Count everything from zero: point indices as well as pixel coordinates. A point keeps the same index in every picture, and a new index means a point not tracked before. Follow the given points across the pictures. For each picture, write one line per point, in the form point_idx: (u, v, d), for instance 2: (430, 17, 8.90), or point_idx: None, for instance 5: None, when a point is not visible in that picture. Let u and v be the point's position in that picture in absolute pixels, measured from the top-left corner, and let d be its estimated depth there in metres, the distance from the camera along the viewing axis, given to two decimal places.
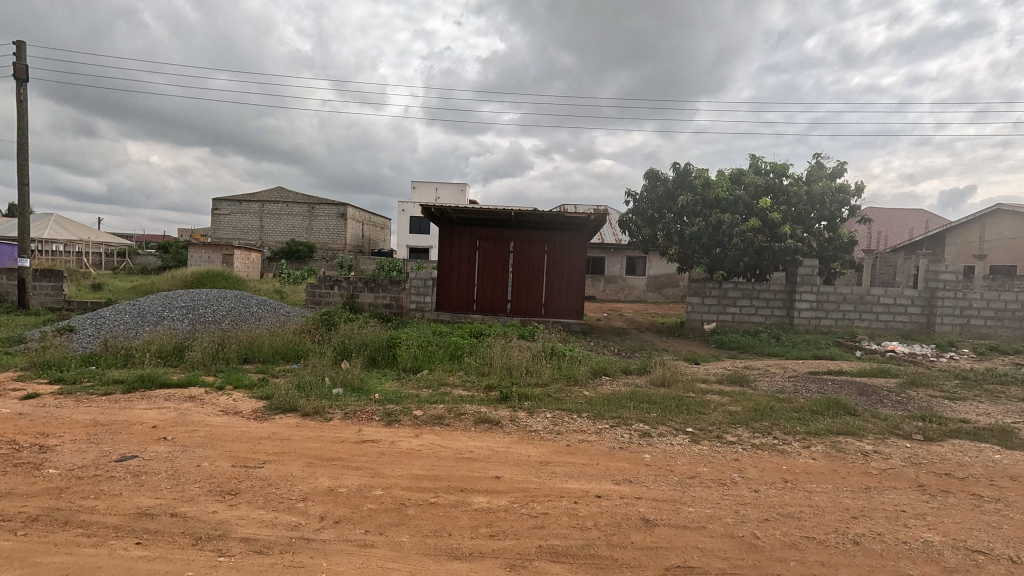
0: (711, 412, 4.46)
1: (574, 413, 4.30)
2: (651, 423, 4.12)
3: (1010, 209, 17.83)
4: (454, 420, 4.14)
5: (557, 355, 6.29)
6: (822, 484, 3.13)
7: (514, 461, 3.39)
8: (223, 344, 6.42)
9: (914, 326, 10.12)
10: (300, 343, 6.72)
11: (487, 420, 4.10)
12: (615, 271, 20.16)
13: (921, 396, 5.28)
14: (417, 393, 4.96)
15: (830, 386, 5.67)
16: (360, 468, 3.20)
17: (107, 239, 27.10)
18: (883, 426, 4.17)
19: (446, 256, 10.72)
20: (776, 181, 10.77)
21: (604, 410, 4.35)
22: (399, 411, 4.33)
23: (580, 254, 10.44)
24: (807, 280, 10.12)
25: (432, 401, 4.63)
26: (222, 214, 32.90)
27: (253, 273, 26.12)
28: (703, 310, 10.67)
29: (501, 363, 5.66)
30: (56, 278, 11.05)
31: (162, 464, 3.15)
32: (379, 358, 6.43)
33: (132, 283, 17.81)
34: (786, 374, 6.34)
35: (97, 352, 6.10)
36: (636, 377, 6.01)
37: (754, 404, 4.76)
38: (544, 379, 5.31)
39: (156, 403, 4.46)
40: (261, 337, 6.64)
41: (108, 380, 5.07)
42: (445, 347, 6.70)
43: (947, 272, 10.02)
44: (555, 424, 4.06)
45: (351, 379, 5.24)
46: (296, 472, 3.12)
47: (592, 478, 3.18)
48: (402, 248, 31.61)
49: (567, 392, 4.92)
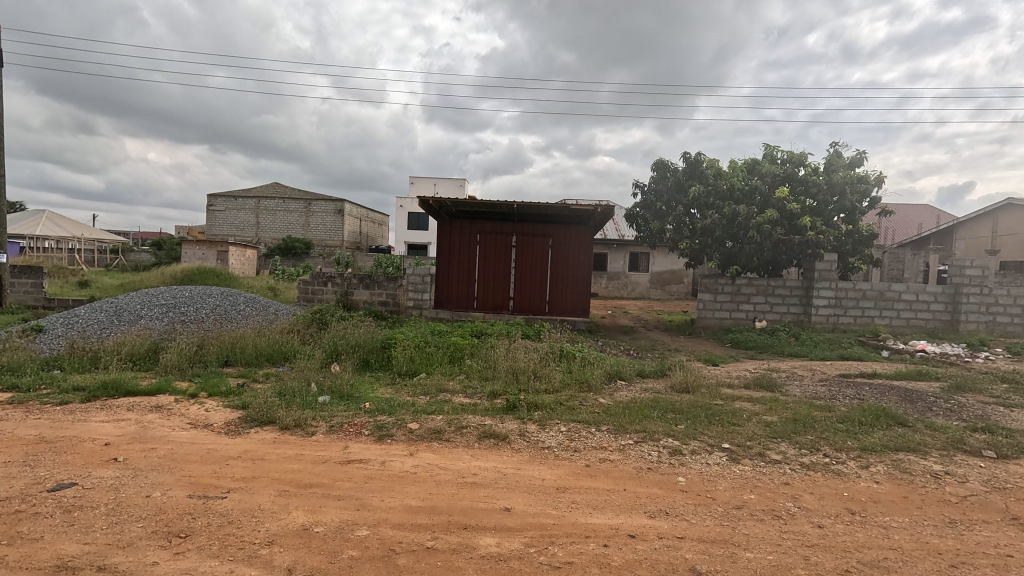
0: (745, 424, 3.94)
1: (592, 426, 3.75)
2: (681, 437, 3.58)
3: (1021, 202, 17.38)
4: (455, 435, 3.60)
5: (567, 357, 5.76)
6: (898, 518, 2.60)
7: (526, 488, 2.87)
8: (202, 347, 5.88)
9: (938, 323, 9.62)
10: (288, 344, 6.20)
11: (492, 435, 3.57)
12: (618, 266, 19.65)
13: (973, 403, 4.74)
14: (412, 401, 4.43)
15: (868, 391, 5.17)
16: (343, 498, 2.67)
17: (101, 235, 26.62)
18: (946, 441, 3.64)
19: (445, 251, 10.17)
20: (792, 171, 10.25)
21: (626, 421, 3.82)
22: (392, 423, 3.79)
23: (587, 248, 9.91)
24: (825, 276, 9.63)
25: (430, 411, 4.10)
26: (217, 210, 32.35)
27: (248, 270, 25.54)
28: (715, 308, 10.19)
29: (506, 367, 5.13)
30: (36, 275, 10.54)
31: (104, 494, 2.62)
32: (373, 360, 5.91)
33: (122, 280, 17.32)
34: (816, 378, 5.83)
35: (62, 355, 5.56)
36: (654, 381, 5.48)
37: (792, 414, 4.24)
38: (555, 386, 4.77)
39: (116, 415, 3.92)
40: (245, 337, 6.11)
41: (67, 387, 4.53)
42: (444, 348, 6.15)
43: (973, 267, 9.51)
44: (572, 439, 3.53)
45: (340, 386, 4.72)
46: (267, 505, 2.58)
47: (621, 510, 2.66)
48: (400, 245, 31.02)
49: (581, 400, 4.39)
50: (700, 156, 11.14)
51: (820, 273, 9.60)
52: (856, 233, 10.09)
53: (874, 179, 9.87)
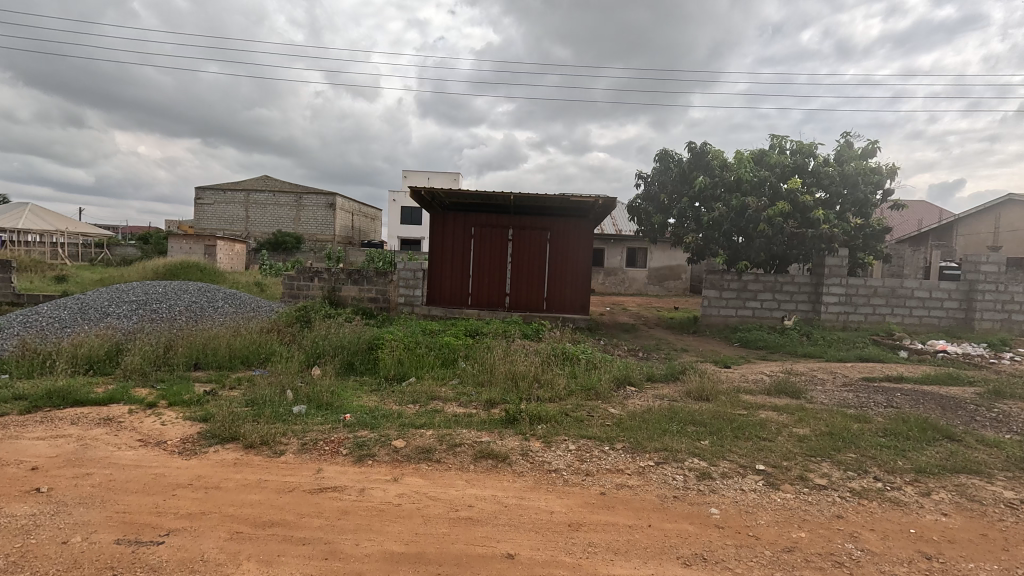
0: (777, 440, 3.48)
1: (604, 443, 3.26)
2: (709, 457, 3.11)
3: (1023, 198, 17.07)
4: (448, 455, 3.10)
5: (570, 360, 5.28)
6: (986, 566, 2.14)
7: (533, 525, 2.38)
8: (170, 348, 5.35)
9: (951, 322, 9.24)
10: (266, 344, 5.67)
11: (490, 454, 3.08)
12: (615, 262, 19.19)
13: (1018, 412, 4.30)
14: (399, 411, 3.94)
15: (901, 398, 4.71)
16: (308, 543, 2.17)
17: (86, 229, 25.88)
18: (1007, 460, 3.20)
19: (439, 245, 9.65)
20: (803, 162, 9.78)
21: (643, 437, 3.33)
22: (375, 440, 3.29)
23: (587, 243, 9.42)
24: (835, 273, 9.26)
25: (419, 424, 3.60)
26: (205, 203, 31.56)
27: (237, 265, 24.86)
28: (720, 305, 9.79)
29: (504, 372, 4.64)
30: (3, 270, 9.91)
31: (7, 541, 2.10)
32: (358, 363, 5.40)
33: (102, 275, 16.62)
34: (838, 382, 5.38)
35: (10, 358, 5.01)
36: (664, 387, 5.01)
37: (826, 426, 3.77)
38: (559, 393, 4.29)
39: (55, 431, 3.39)
40: (218, 337, 5.58)
41: (5, 395, 3.99)
42: (437, 349, 5.64)
43: (989, 263, 9.11)
44: (583, 459, 3.05)
45: (319, 394, 4.21)
46: (212, 553, 2.08)
47: (648, 555, 2.18)
48: (393, 239, 30.41)
49: (590, 411, 3.91)
50: (706, 146, 10.48)
51: (829, 269, 9.27)
52: (868, 227, 9.64)
53: (887, 168, 9.36)
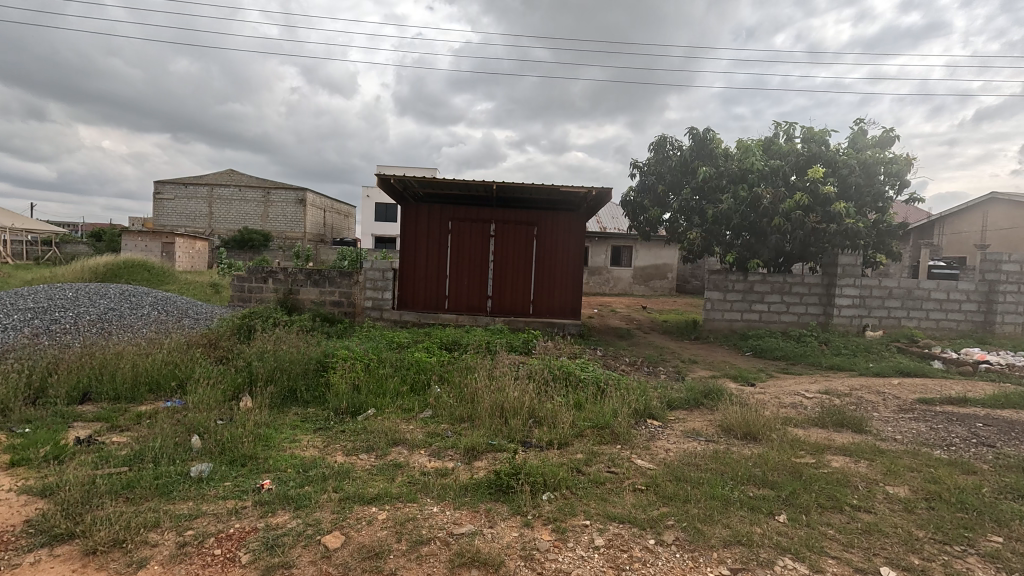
0: (881, 512, 2.47)
1: (645, 531, 2.19)
2: (806, 556, 2.05)
3: (1005, 197, 16.53)
4: (409, 565, 1.96)
5: (572, 384, 4.22)
6: None
7: None
8: (50, 375, 4.08)
9: (970, 326, 8.48)
10: (182, 365, 4.43)
11: (475, 562, 1.96)
12: (599, 261, 18.29)
13: None
14: (342, 470, 2.78)
15: (984, 430, 3.75)
16: None
17: (32, 227, 23.74)
18: None
19: (411, 242, 8.45)
20: (818, 151, 8.86)
21: (700, 518, 2.27)
22: (296, 534, 2.13)
23: (578, 239, 8.38)
24: (848, 273, 8.46)
25: (370, 496, 2.46)
26: (165, 199, 29.55)
27: (199, 263, 23.24)
28: (724, 308, 8.89)
29: (490, 405, 3.54)
30: None
31: None
32: (302, 390, 4.23)
33: (37, 276, 14.91)
34: (891, 407, 4.44)
35: None
36: (690, 417, 4.00)
37: (928, 482, 2.79)
38: (564, 436, 3.21)
39: None
40: (120, 359, 4.35)
41: None
42: (403, 369, 4.51)
43: (1012, 262, 8.34)
44: (619, 568, 1.96)
45: (231, 445, 3.02)
46: None
47: None
48: (367, 236, 28.94)
49: (612, 465, 2.85)
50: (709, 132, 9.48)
51: (844, 269, 8.44)
52: (883, 222, 8.81)
53: (903, 158, 8.56)
